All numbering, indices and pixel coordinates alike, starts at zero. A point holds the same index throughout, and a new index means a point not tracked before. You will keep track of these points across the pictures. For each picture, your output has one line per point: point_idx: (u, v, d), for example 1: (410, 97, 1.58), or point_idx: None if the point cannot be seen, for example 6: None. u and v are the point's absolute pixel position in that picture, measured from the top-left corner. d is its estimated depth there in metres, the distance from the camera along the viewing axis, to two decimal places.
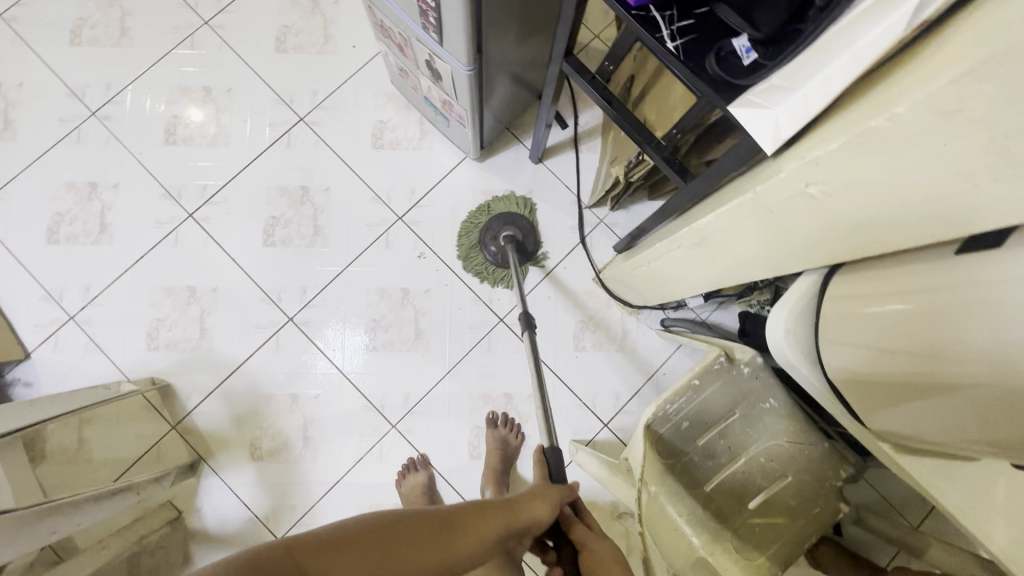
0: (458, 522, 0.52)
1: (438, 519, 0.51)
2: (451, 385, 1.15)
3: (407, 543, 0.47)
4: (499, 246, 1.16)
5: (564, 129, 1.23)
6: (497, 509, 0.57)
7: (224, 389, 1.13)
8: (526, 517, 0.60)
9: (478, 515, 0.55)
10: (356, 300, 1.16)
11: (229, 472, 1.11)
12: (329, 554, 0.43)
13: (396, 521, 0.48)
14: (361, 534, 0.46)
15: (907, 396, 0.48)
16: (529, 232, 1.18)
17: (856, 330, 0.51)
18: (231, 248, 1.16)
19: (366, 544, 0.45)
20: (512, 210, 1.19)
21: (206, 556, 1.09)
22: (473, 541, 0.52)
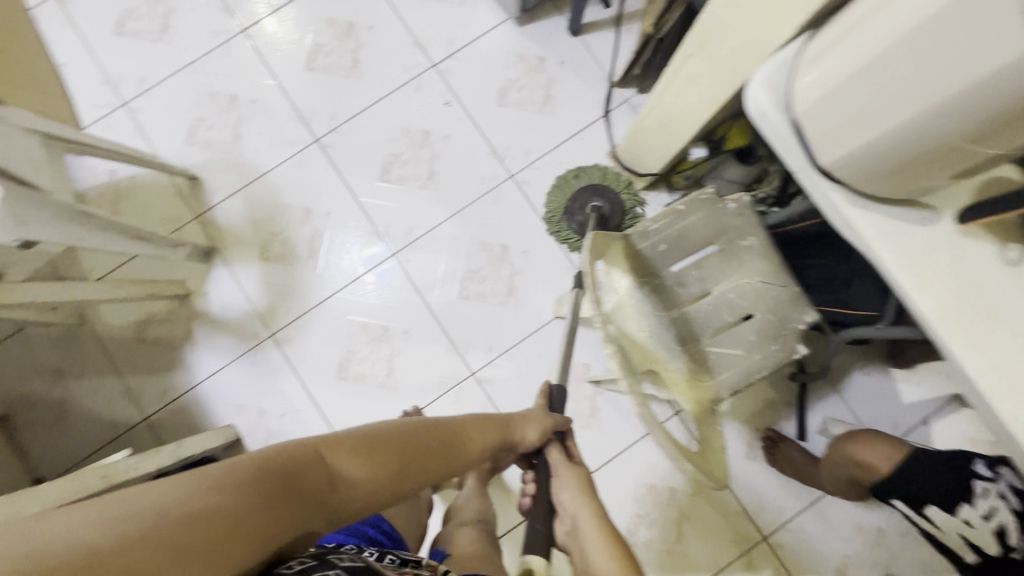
0: (462, 433, 0.63)
1: (441, 430, 0.61)
2: (453, 228, 1.21)
3: (421, 458, 0.57)
4: (585, 215, 1.17)
5: (606, 8, 1.26)
6: (495, 425, 0.68)
7: (247, 191, 1.21)
8: (515, 440, 0.70)
9: (478, 433, 0.65)
10: (380, 134, 1.23)
11: (238, 266, 1.20)
12: (347, 447, 0.52)
13: (403, 434, 0.57)
14: (371, 440, 0.54)
15: (879, 120, 0.48)
16: (617, 209, 1.16)
17: (839, 72, 0.49)
18: (274, 66, 1.24)
19: (383, 450, 0.54)
20: (602, 183, 1.19)
21: (206, 335, 1.18)
22: (473, 449, 0.64)
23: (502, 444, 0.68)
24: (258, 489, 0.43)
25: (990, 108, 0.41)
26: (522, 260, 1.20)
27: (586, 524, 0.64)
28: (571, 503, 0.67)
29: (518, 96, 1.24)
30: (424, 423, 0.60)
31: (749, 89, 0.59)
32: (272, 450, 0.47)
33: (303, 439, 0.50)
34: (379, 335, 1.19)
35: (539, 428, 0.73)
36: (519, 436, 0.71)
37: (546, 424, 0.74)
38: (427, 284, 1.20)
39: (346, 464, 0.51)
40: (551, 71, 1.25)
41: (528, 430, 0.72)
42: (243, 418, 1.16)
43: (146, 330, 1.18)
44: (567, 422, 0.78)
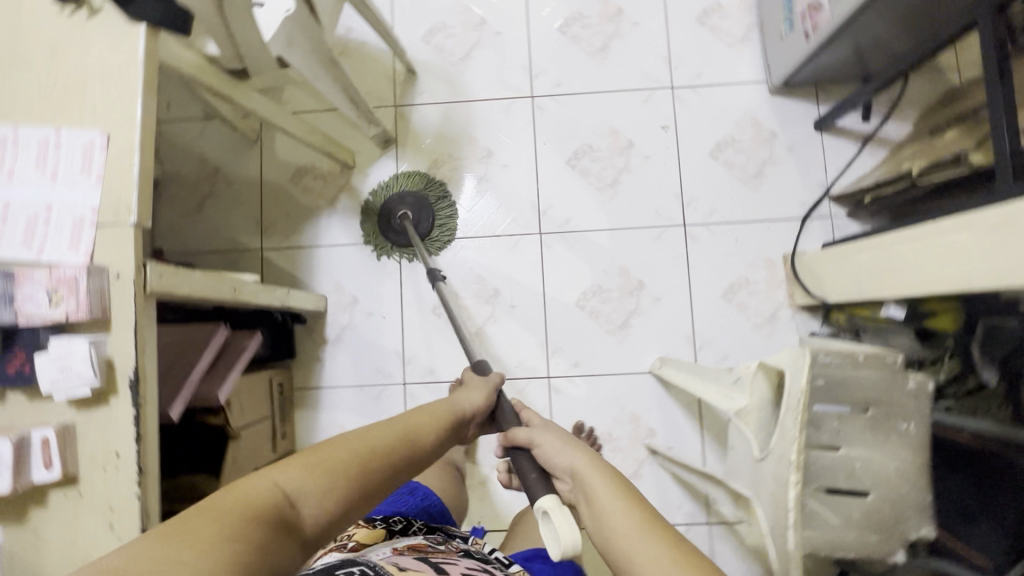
0: (413, 425, 0.56)
1: (386, 426, 0.54)
2: (605, 240, 1.20)
3: (373, 457, 0.50)
4: (398, 222, 1.17)
5: (864, 122, 1.20)
6: (442, 410, 0.62)
7: (449, 107, 1.25)
8: (463, 410, 0.66)
9: (428, 420, 0.59)
10: (590, 122, 1.23)
11: (405, 167, 1.24)
12: (301, 470, 0.46)
13: (358, 441, 0.50)
14: (310, 457, 0.47)
15: None
16: (421, 209, 1.19)
17: None
18: (532, 13, 1.26)
19: (337, 467, 0.47)
20: (422, 191, 1.20)
21: (346, 209, 1.23)
22: (429, 432, 0.57)
23: (452, 417, 0.62)
24: (214, 527, 0.38)
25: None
26: (649, 305, 1.18)
27: (585, 464, 0.54)
28: (565, 456, 0.57)
29: (731, 157, 1.21)
30: (377, 428, 0.53)
31: None
32: (218, 496, 0.41)
33: (261, 477, 0.44)
34: (487, 295, 1.20)
35: (478, 399, 0.70)
36: (463, 403, 0.67)
37: (486, 389, 0.72)
38: (554, 276, 1.20)
39: (304, 490, 0.44)
40: (776, 152, 1.20)
41: (468, 398, 0.69)
42: (337, 297, 1.21)
43: (302, 177, 1.24)
44: (498, 381, 0.76)
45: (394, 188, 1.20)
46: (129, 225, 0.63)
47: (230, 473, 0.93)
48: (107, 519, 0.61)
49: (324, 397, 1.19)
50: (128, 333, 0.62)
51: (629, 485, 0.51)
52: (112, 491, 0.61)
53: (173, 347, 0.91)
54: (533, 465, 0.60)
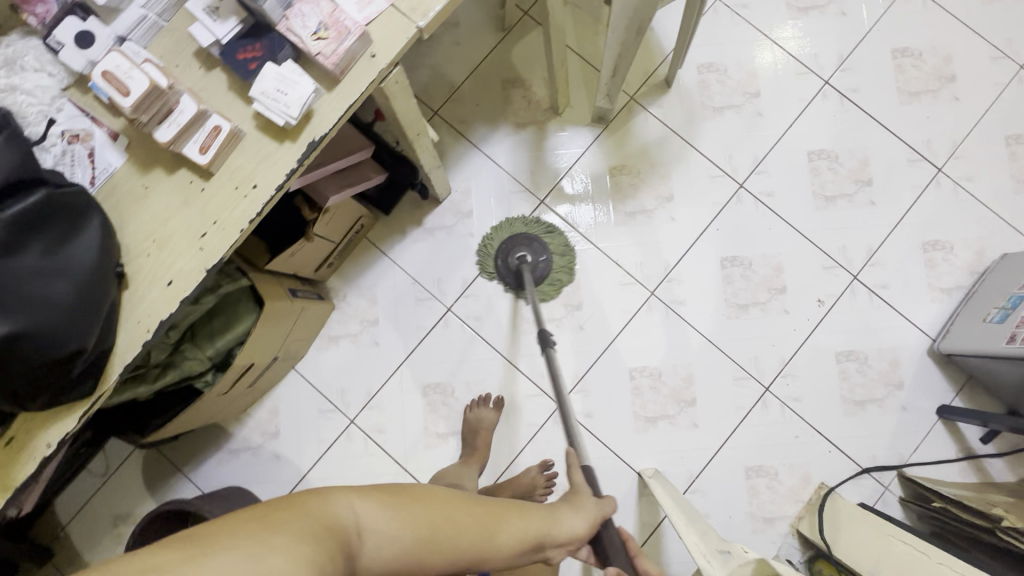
0: (496, 519, 0.56)
1: (460, 501, 0.54)
2: (695, 344, 1.17)
3: (440, 525, 0.51)
4: (511, 263, 1.17)
5: (979, 442, 1.15)
6: (535, 517, 0.59)
7: (671, 136, 1.22)
8: (561, 538, 0.60)
9: (522, 518, 0.58)
10: (767, 245, 1.20)
11: (596, 151, 1.22)
12: (382, 510, 0.49)
13: (444, 510, 0.52)
14: (381, 492, 0.51)
15: None
16: (543, 252, 1.18)
17: None
18: (800, 123, 1.23)
19: (416, 519, 0.50)
20: (529, 232, 1.18)
21: (524, 142, 1.23)
22: (506, 537, 0.56)
23: (542, 538, 0.58)
24: (291, 530, 0.43)
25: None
26: (684, 424, 1.15)
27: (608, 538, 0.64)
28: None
29: (852, 371, 1.17)
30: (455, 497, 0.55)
31: None
32: (310, 503, 0.46)
33: (345, 500, 0.48)
34: (570, 303, 1.18)
35: (589, 513, 0.64)
36: (563, 526, 0.61)
37: (593, 518, 0.64)
38: (632, 334, 1.18)
39: (376, 522, 0.48)
40: (890, 400, 1.16)
41: (573, 521, 0.63)
42: (458, 199, 1.21)
43: (514, 87, 1.23)
44: (612, 507, 0.67)
45: (492, 244, 1.18)
46: (414, 25, 0.63)
47: (281, 261, 0.93)
48: (204, 227, 0.62)
49: (381, 263, 1.19)
50: (341, 104, 0.62)
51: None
52: (225, 208, 0.62)
53: None
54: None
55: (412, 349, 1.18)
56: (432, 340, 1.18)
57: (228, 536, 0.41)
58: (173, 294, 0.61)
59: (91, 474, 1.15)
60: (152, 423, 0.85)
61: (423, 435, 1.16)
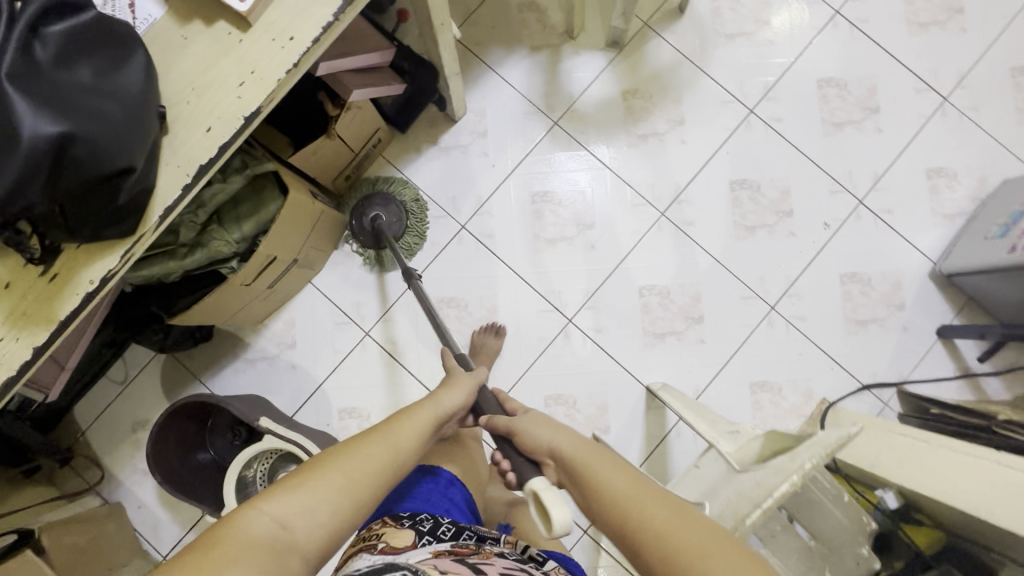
0: (388, 420, 0.61)
1: (358, 437, 0.57)
2: (704, 264, 1.20)
3: (342, 476, 0.52)
4: (366, 223, 1.16)
5: (977, 361, 1.18)
6: (421, 407, 0.65)
7: (683, 61, 1.24)
8: (443, 411, 0.66)
9: (412, 415, 0.62)
10: (775, 169, 1.23)
11: (609, 75, 1.24)
12: (288, 495, 0.49)
13: (340, 464, 0.53)
14: (284, 479, 0.51)
15: None
16: (398, 211, 1.17)
17: None
18: (809, 51, 1.25)
19: (326, 485, 0.51)
20: (388, 189, 1.19)
21: (538, 65, 1.24)
22: (405, 429, 0.60)
23: (432, 417, 0.64)
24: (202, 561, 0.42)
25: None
26: (691, 340, 1.18)
27: (566, 443, 0.60)
28: (541, 434, 0.62)
29: (855, 292, 1.20)
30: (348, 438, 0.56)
31: None
32: (215, 530, 0.46)
33: (248, 511, 0.47)
34: (581, 222, 1.21)
35: (461, 394, 0.71)
36: (444, 403, 0.68)
37: (466, 388, 0.73)
38: (642, 253, 1.20)
39: (291, 509, 0.49)
40: (891, 320, 1.19)
41: (450, 397, 0.70)
42: (473, 119, 1.23)
43: (529, 11, 1.25)
44: (479, 378, 0.76)
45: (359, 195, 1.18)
46: None
47: (304, 158, 0.95)
48: (242, 76, 0.64)
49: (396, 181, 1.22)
50: None
51: (611, 455, 0.57)
52: (264, 58, 0.64)
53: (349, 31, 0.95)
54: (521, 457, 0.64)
55: (426, 264, 1.20)
56: (446, 257, 1.20)
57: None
58: (212, 140, 0.63)
59: (110, 381, 1.17)
60: (181, 302, 0.89)
61: (436, 347, 1.18)
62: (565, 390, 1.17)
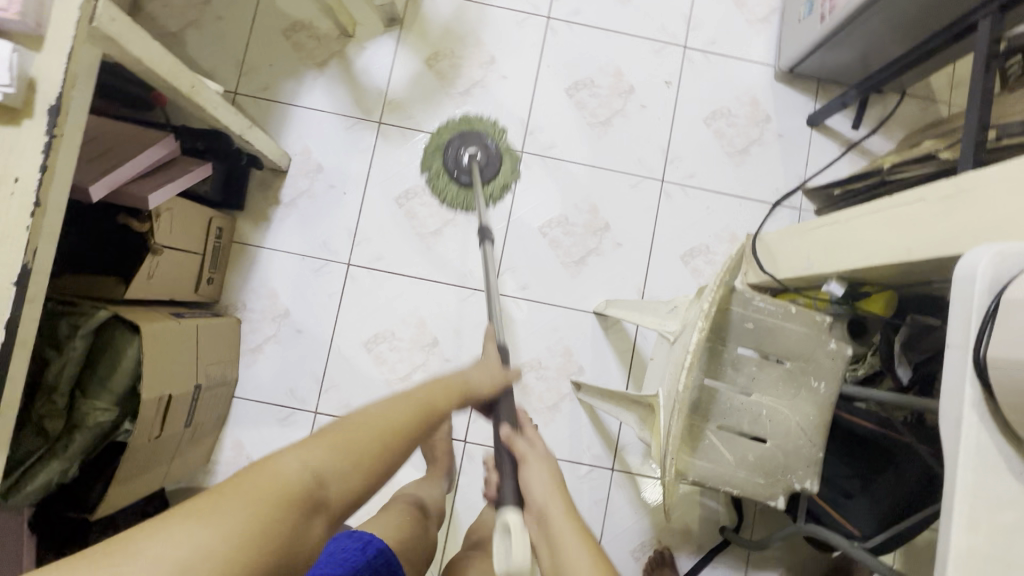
0: (429, 404, 0.62)
1: (400, 405, 0.60)
2: (583, 176, 1.20)
3: (378, 444, 0.56)
4: (462, 161, 1.15)
5: (853, 130, 1.23)
6: (455, 388, 0.66)
7: (463, 4, 1.21)
8: (475, 391, 0.68)
9: (434, 393, 0.63)
10: (598, 58, 1.22)
11: (404, 52, 1.20)
12: (328, 456, 0.53)
13: (373, 435, 0.56)
14: (330, 429, 0.55)
15: None
16: (489, 150, 1.16)
17: None
18: None
19: (359, 454, 0.54)
20: (484, 131, 1.18)
21: (334, 78, 1.19)
22: (435, 410, 0.62)
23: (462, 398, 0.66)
24: (242, 515, 0.47)
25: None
26: (609, 248, 1.18)
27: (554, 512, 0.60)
28: (541, 493, 0.62)
29: (724, 128, 1.22)
30: (387, 403, 0.59)
31: (970, 251, 0.55)
32: (255, 477, 0.50)
33: (290, 458, 0.52)
34: (454, 199, 1.18)
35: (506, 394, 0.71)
36: (474, 385, 0.69)
37: (498, 380, 0.72)
38: (524, 197, 1.19)
39: (325, 466, 0.52)
40: (766, 135, 1.22)
41: (478, 376, 0.70)
42: (301, 161, 1.17)
43: (296, 32, 1.19)
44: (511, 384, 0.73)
45: (444, 134, 1.18)
46: None
47: (140, 286, 0.87)
48: None
49: (262, 257, 1.15)
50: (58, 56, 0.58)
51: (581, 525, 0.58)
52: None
53: (112, 140, 0.87)
54: (516, 491, 0.62)
55: (335, 318, 1.14)
56: (349, 300, 1.15)
57: (188, 519, 0.45)
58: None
59: None
60: (95, 489, 0.82)
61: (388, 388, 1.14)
62: (524, 357, 1.15)
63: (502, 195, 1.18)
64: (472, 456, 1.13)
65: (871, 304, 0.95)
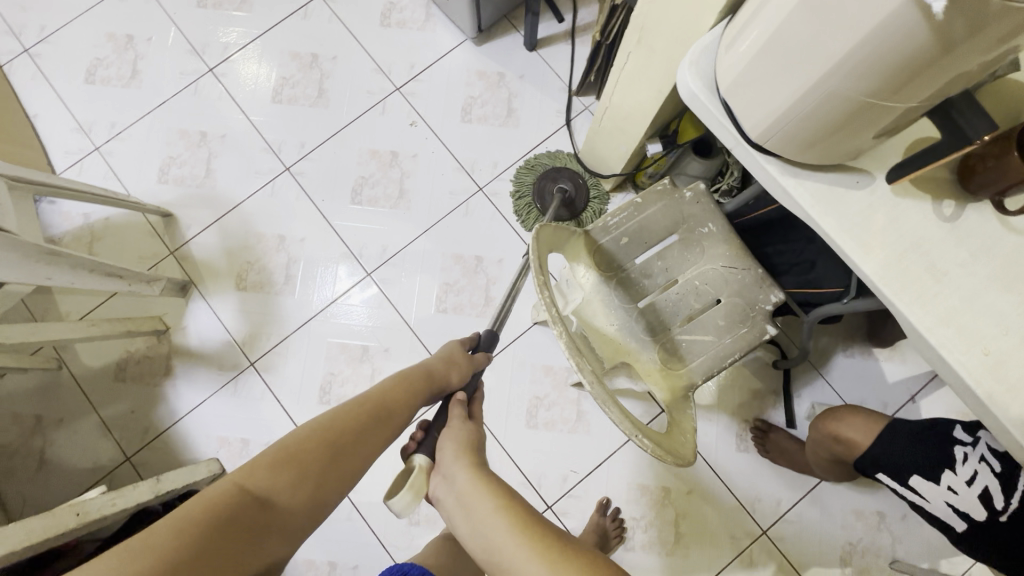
0: (383, 406, 0.70)
1: (363, 410, 0.68)
2: (426, 243, 1.22)
3: (313, 462, 0.62)
4: (551, 193, 1.20)
5: (561, 23, 1.30)
6: (417, 377, 0.73)
7: (221, 223, 1.23)
8: (438, 380, 0.74)
9: (398, 393, 0.71)
10: (350, 157, 1.26)
11: (215, 298, 1.21)
12: (264, 475, 0.60)
13: (311, 440, 0.64)
14: (285, 452, 0.62)
15: (782, 92, 0.49)
16: (583, 192, 1.20)
17: (742, 60, 0.51)
18: (243, 103, 1.28)
19: (302, 463, 0.62)
20: (556, 165, 1.23)
21: (186, 368, 1.18)
22: (398, 412, 0.70)
23: (425, 380, 0.73)
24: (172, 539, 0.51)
25: (873, 59, 0.41)
26: (497, 270, 1.21)
27: (467, 483, 0.60)
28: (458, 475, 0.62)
29: (481, 111, 1.27)
30: (343, 410, 0.68)
31: (676, 77, 0.60)
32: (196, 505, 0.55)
33: (220, 482, 0.58)
34: (359, 355, 1.19)
35: (463, 370, 0.78)
36: (433, 370, 0.75)
37: (464, 364, 0.78)
38: (405, 300, 1.21)
39: (263, 485, 0.59)
40: (512, 86, 1.28)
41: (438, 368, 0.76)
42: (227, 450, 1.15)
43: (126, 369, 1.18)
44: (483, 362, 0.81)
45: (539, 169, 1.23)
46: None
47: None
48: None
49: None
50: None
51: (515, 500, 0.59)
52: None
53: None
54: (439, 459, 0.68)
55: (369, 529, 1.12)
56: (365, 506, 1.13)
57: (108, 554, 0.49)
58: None
59: None
60: None
61: None
62: (524, 404, 1.16)
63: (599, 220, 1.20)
64: (566, 510, 1.13)
65: (687, 133, 1.02)
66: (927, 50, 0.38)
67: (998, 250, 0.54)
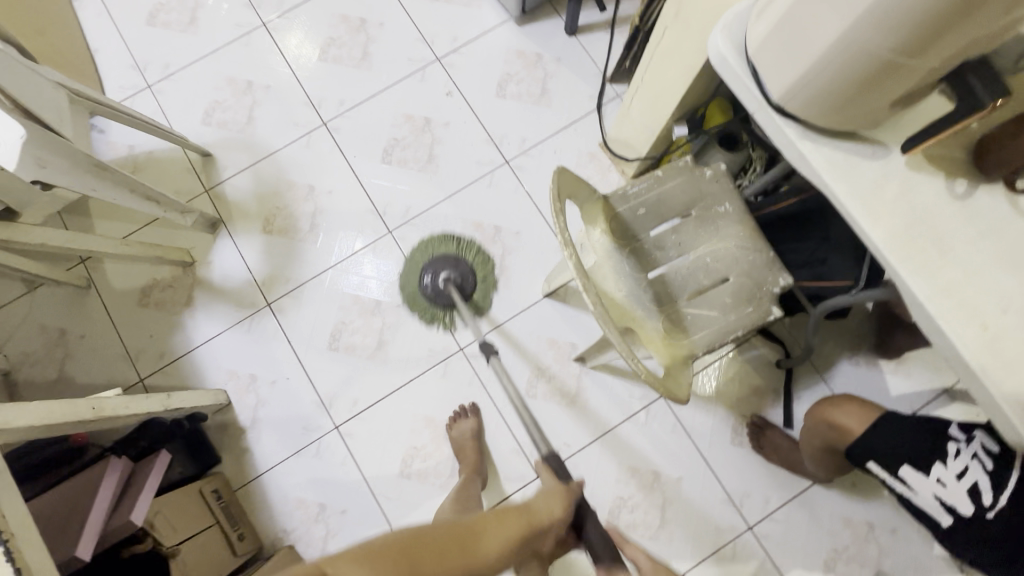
0: (475, 531, 0.51)
1: (457, 532, 0.50)
2: (448, 208, 1.26)
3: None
4: (437, 286, 1.21)
5: (602, 12, 1.34)
6: (515, 514, 0.55)
7: (255, 168, 1.29)
8: (545, 518, 0.57)
9: (500, 528, 0.53)
10: (385, 119, 1.30)
11: (241, 238, 1.26)
12: (344, 570, 0.44)
13: (403, 545, 0.47)
14: (369, 552, 0.46)
15: (808, 50, 0.51)
16: (467, 275, 1.22)
17: (771, 19, 0.54)
18: (290, 58, 1.34)
19: (383, 572, 0.44)
20: (455, 252, 1.23)
21: (206, 301, 1.23)
22: (490, 548, 0.50)
23: (526, 525, 0.55)
24: None
25: (897, 10, 0.43)
26: (514, 242, 1.24)
27: None
28: None
29: (516, 88, 1.31)
30: (431, 525, 0.50)
31: (707, 41, 0.63)
32: None
33: (300, 563, 0.44)
34: (372, 308, 1.22)
35: (566, 501, 0.61)
36: (541, 513, 0.58)
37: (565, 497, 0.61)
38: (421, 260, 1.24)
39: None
40: (549, 67, 1.32)
41: (545, 503, 0.60)
42: (234, 384, 1.19)
43: (150, 295, 1.23)
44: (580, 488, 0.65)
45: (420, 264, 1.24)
46: None
47: None
48: None
49: (268, 481, 1.15)
50: None
51: None
52: None
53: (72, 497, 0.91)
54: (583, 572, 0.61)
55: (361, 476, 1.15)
56: (360, 454, 1.16)
57: None
58: None
59: None
60: None
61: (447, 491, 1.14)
62: (526, 373, 1.18)
63: (484, 306, 1.21)
64: None
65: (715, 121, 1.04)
66: (948, 1, 0.40)
67: (1005, 231, 0.55)
